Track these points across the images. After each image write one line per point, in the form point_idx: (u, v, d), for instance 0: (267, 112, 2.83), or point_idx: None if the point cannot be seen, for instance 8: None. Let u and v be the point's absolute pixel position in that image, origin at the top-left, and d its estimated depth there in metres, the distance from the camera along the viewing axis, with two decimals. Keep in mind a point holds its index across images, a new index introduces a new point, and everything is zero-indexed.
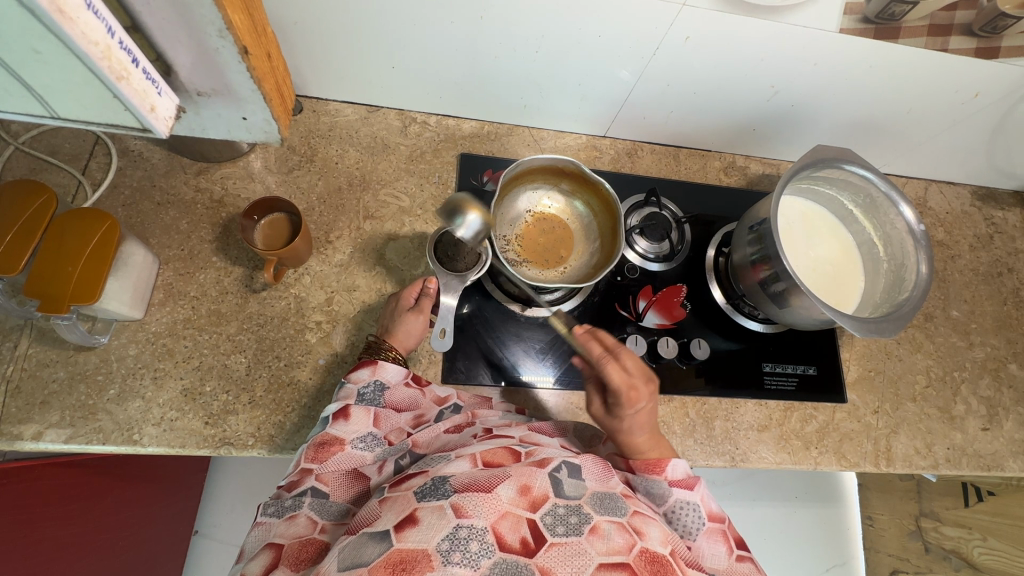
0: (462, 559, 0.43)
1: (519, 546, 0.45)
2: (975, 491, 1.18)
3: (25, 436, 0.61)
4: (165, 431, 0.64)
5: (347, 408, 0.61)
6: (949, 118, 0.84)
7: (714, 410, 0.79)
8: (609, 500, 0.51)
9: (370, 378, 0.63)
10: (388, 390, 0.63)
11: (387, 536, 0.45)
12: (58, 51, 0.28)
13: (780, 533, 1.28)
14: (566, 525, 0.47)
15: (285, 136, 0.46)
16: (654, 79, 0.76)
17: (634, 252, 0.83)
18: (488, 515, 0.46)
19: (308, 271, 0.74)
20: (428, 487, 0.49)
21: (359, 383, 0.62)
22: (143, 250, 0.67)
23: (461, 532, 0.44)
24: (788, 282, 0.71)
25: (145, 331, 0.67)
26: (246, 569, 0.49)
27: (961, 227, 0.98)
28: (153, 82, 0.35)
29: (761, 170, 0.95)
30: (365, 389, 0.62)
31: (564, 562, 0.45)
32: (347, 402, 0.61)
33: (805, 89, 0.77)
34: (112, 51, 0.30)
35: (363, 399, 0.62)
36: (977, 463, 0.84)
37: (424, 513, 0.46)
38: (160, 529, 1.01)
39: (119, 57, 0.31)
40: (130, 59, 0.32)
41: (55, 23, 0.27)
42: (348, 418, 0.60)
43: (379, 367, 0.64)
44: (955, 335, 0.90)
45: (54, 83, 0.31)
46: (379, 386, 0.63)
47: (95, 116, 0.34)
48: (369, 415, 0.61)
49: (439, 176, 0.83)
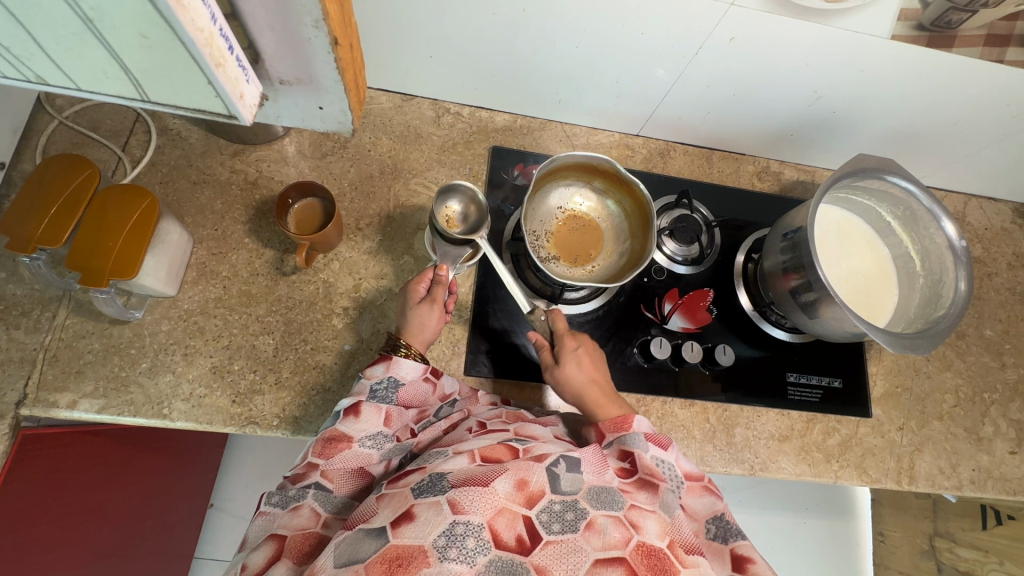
0: (459, 555, 0.43)
1: (515, 544, 0.46)
2: (994, 514, 1.15)
3: (60, 404, 0.63)
4: (194, 406, 0.65)
5: (359, 404, 0.60)
6: (995, 132, 0.82)
7: (736, 417, 0.78)
8: (606, 494, 0.51)
9: (384, 374, 0.63)
10: (402, 386, 0.63)
11: (383, 533, 0.45)
12: (165, 36, 0.29)
13: (793, 542, 1.27)
14: (563, 521, 0.48)
15: (355, 128, 0.46)
16: (694, 80, 0.75)
17: (662, 253, 0.82)
18: (485, 511, 0.46)
19: (337, 257, 0.74)
20: (426, 483, 0.49)
21: (372, 379, 0.62)
22: (179, 228, 0.68)
23: (457, 528, 0.45)
24: (820, 292, 0.69)
25: (177, 307, 0.69)
26: (249, 560, 0.50)
27: (1000, 244, 0.95)
28: (244, 69, 0.35)
29: (796, 176, 0.93)
30: (378, 386, 0.62)
31: (560, 560, 0.45)
32: (360, 398, 0.61)
33: (848, 96, 0.76)
34: (214, 38, 0.30)
35: (375, 396, 0.62)
36: (1003, 487, 0.82)
37: (420, 509, 0.46)
38: (178, 499, 1.04)
39: (219, 44, 0.31)
40: (227, 47, 0.32)
41: (170, 10, 0.27)
42: (359, 415, 0.60)
43: (393, 363, 0.63)
44: (987, 354, 0.88)
45: (153, 66, 0.32)
46: (393, 382, 0.63)
47: (187, 98, 0.35)
48: (379, 414, 0.61)
49: (470, 168, 0.82)
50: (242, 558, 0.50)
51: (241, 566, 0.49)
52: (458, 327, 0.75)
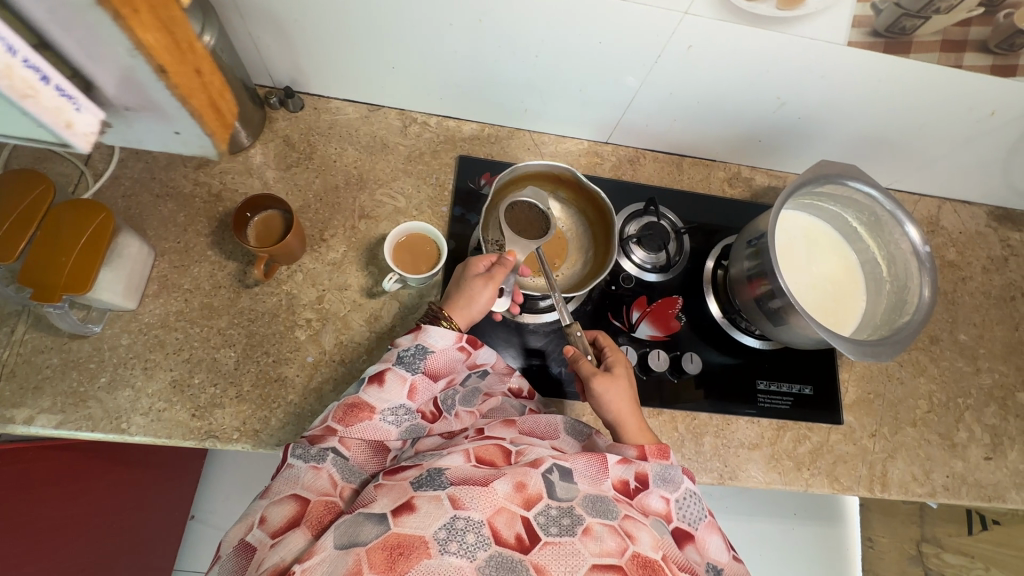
0: (459, 550, 0.44)
1: (514, 542, 0.46)
2: (979, 520, 1.22)
3: (16, 419, 0.63)
4: (153, 421, 0.65)
5: (384, 372, 0.58)
6: (962, 136, 0.81)
7: (704, 426, 0.77)
8: (601, 503, 0.51)
9: (411, 342, 0.60)
10: (430, 354, 0.60)
11: (384, 519, 0.46)
12: None
13: (788, 548, 1.26)
14: (560, 525, 0.48)
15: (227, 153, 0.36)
16: (657, 86, 0.74)
17: (630, 262, 0.82)
18: (485, 509, 0.47)
19: (301, 268, 0.74)
20: (424, 478, 0.50)
21: (400, 347, 0.60)
22: (139, 241, 0.67)
23: (458, 523, 0.45)
24: (784, 300, 0.69)
25: (137, 321, 0.68)
26: (269, 513, 0.51)
27: (974, 248, 0.95)
28: (72, 97, 0.27)
29: (767, 182, 0.92)
30: (405, 352, 0.59)
31: (558, 561, 0.45)
32: (386, 365, 0.59)
33: (812, 101, 0.76)
34: (12, 71, 0.24)
35: (400, 363, 0.59)
36: (978, 493, 0.81)
37: (421, 502, 0.47)
38: (153, 516, 1.03)
39: (20, 76, 0.24)
40: (38, 77, 0.25)
41: None
42: (383, 385, 0.58)
43: (421, 331, 0.61)
44: (961, 359, 0.88)
45: None
46: (420, 350, 0.60)
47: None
48: (404, 385, 0.58)
49: (436, 178, 0.82)
50: (260, 509, 0.52)
51: (259, 519, 0.51)
52: None
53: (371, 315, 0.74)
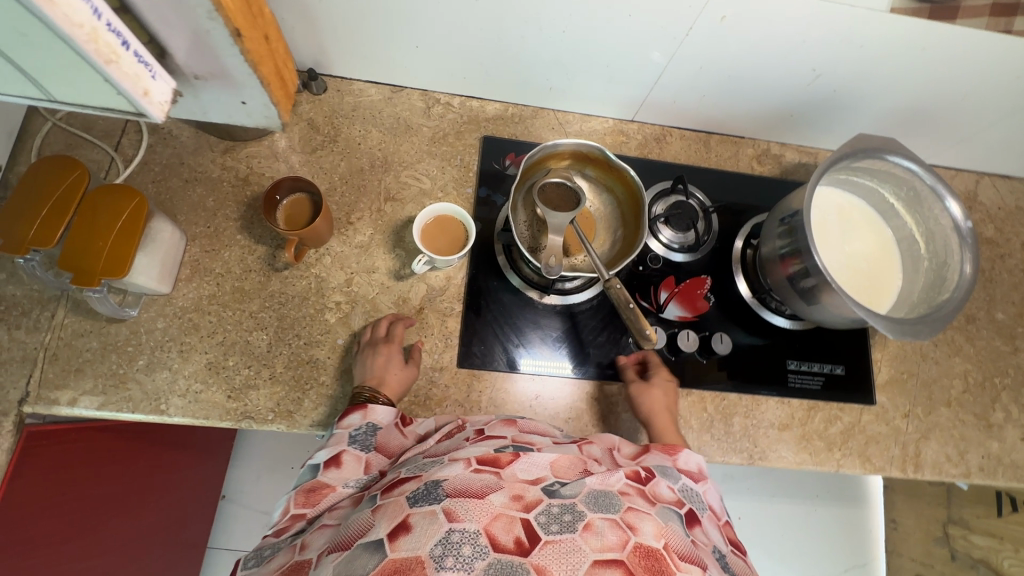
0: (456, 563, 0.42)
1: (514, 546, 0.44)
2: (1009, 500, 1.13)
3: (61, 401, 0.65)
4: (191, 402, 0.66)
5: (339, 454, 0.59)
6: (1006, 106, 0.78)
7: (734, 406, 0.77)
8: (604, 497, 0.50)
9: (361, 421, 0.62)
10: (380, 430, 0.62)
11: (381, 546, 0.44)
12: (44, 33, 0.35)
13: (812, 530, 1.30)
14: (561, 523, 0.46)
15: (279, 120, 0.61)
16: (686, 62, 0.73)
17: (658, 242, 0.81)
18: (480, 518, 0.45)
19: (329, 251, 0.74)
20: (420, 492, 0.48)
21: (349, 427, 0.61)
22: (171, 226, 0.68)
23: (453, 536, 0.44)
24: (819, 279, 0.68)
25: (172, 305, 0.69)
26: None
27: (1014, 224, 0.92)
28: (147, 66, 0.42)
29: (798, 159, 0.90)
30: (356, 432, 0.61)
31: (559, 560, 0.43)
32: (339, 448, 0.59)
33: (848, 74, 0.73)
34: (99, 33, 0.36)
35: (354, 442, 0.60)
36: (1014, 474, 0.80)
37: (417, 518, 0.45)
38: (187, 496, 1.06)
39: (105, 40, 0.37)
40: (120, 44, 0.38)
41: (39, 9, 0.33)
42: (340, 465, 0.58)
43: (369, 410, 0.62)
44: (998, 338, 0.86)
45: (43, 61, 0.38)
46: (371, 427, 0.62)
47: (86, 95, 0.43)
48: (360, 462, 0.59)
49: (461, 159, 0.81)
50: None
51: None
52: (451, 320, 0.74)
53: (399, 298, 0.74)
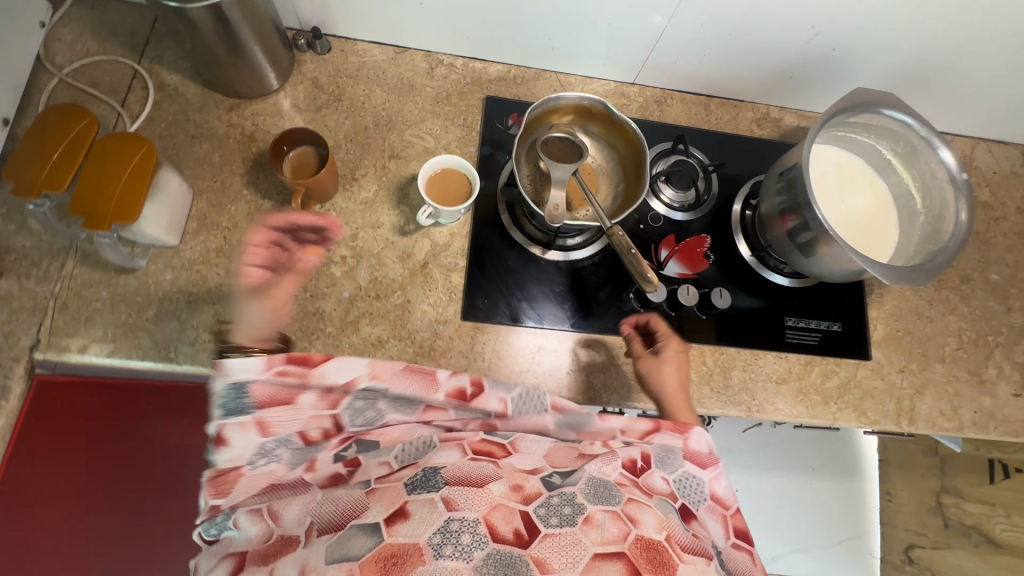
0: (455, 552, 0.44)
1: (514, 537, 0.46)
2: (1001, 469, 1.08)
3: (71, 348, 0.66)
4: (199, 350, 0.67)
5: (220, 433, 0.54)
6: (1002, 65, 0.80)
7: (733, 360, 0.78)
8: (604, 488, 0.52)
9: (221, 383, 0.55)
10: (249, 387, 0.55)
11: (377, 530, 0.46)
12: None
13: (806, 504, 1.32)
14: (560, 516, 0.48)
15: None
16: (687, 19, 0.74)
17: (659, 201, 0.82)
18: (479, 508, 0.47)
19: (334, 207, 0.75)
20: (418, 479, 0.51)
21: (213, 397, 0.54)
22: (179, 178, 0.69)
23: (452, 525, 0.45)
24: (817, 231, 0.69)
25: (180, 257, 0.70)
26: None
27: (1008, 188, 0.93)
28: None
29: (796, 123, 0.91)
30: (224, 398, 0.54)
31: (558, 552, 0.45)
32: (217, 425, 0.54)
33: (847, 31, 0.74)
34: None
35: (227, 411, 0.55)
36: (1005, 429, 0.81)
37: (415, 506, 0.47)
38: None
39: None
40: None
41: None
42: (228, 443, 0.55)
43: (222, 370, 0.54)
44: (991, 298, 0.87)
45: None
46: (236, 389, 0.55)
47: None
48: (248, 429, 0.55)
49: (463, 119, 0.82)
50: None
51: None
52: (455, 275, 0.75)
53: (404, 253, 0.75)
